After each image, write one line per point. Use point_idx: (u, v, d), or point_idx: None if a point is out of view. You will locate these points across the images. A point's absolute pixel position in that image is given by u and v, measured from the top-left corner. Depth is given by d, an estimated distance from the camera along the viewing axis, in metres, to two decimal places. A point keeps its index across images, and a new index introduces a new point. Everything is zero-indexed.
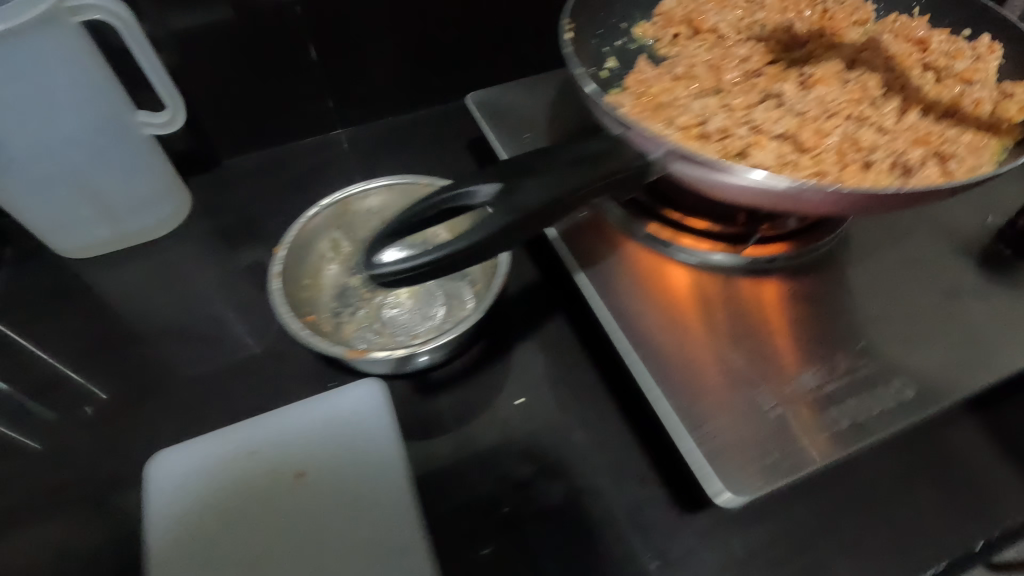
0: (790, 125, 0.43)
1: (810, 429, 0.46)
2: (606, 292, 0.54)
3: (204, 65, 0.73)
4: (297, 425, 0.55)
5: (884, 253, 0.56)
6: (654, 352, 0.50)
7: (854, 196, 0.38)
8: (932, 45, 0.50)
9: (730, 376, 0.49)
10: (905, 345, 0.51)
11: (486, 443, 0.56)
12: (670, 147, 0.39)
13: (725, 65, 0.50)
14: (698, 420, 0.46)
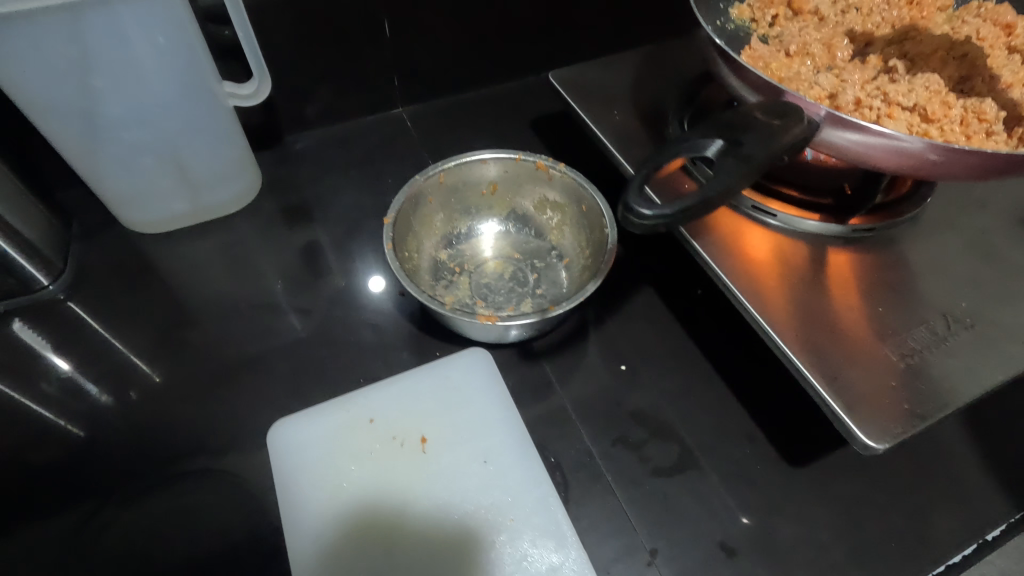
0: (918, 98, 0.46)
1: (932, 378, 0.50)
2: (720, 260, 0.57)
3: (278, 37, 0.72)
4: (412, 394, 0.56)
5: (961, 225, 0.60)
6: (778, 316, 0.53)
7: (994, 157, 0.41)
8: (1019, 29, 0.54)
9: (851, 332, 0.53)
10: (996, 305, 0.55)
11: (593, 408, 0.57)
12: (827, 113, 0.42)
13: (835, 43, 0.53)
14: (829, 373, 0.50)
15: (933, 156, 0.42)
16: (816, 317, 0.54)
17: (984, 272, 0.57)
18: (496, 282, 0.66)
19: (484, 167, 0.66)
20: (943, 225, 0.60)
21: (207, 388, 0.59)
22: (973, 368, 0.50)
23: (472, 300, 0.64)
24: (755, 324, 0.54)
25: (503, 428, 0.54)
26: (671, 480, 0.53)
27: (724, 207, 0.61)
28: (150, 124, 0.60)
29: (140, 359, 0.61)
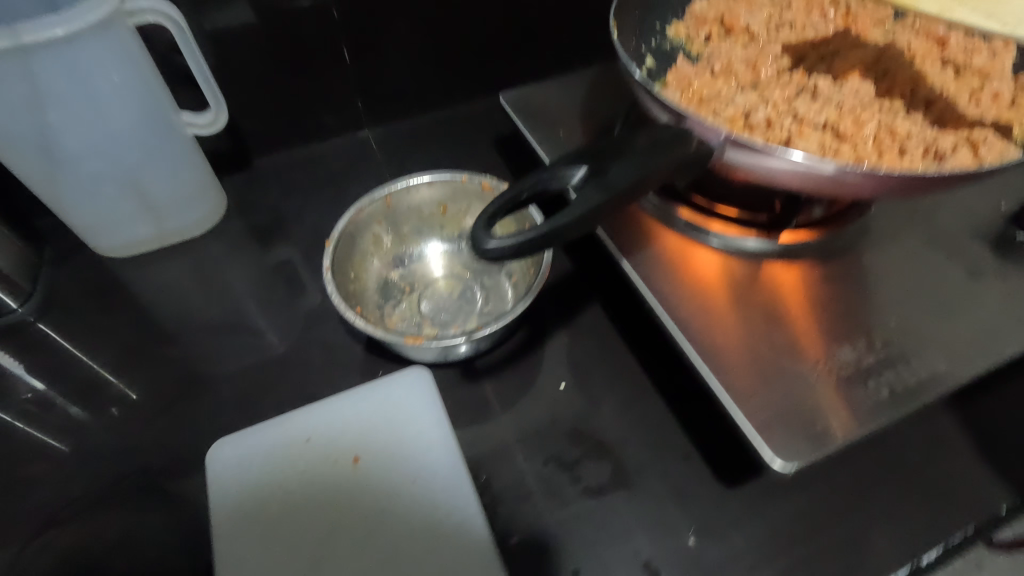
0: (830, 116, 0.46)
1: (853, 397, 0.49)
2: (649, 275, 0.57)
3: (238, 65, 0.74)
4: (351, 413, 0.57)
5: (902, 236, 0.59)
6: (699, 329, 0.53)
7: (899, 178, 0.41)
8: (951, 43, 0.53)
9: (773, 352, 0.52)
10: (933, 322, 0.54)
11: (531, 427, 0.57)
12: (728, 136, 0.42)
13: (761, 61, 0.53)
14: (749, 394, 0.49)
15: (836, 176, 0.42)
16: (740, 335, 0.53)
17: (925, 288, 0.56)
18: (445, 299, 0.67)
19: (431, 188, 0.68)
20: (888, 239, 0.59)
21: (163, 405, 0.62)
22: (896, 388, 0.49)
23: (419, 319, 0.65)
24: (676, 338, 0.53)
25: (438, 446, 0.55)
26: (604, 498, 0.53)
27: (659, 225, 0.60)
28: (108, 154, 0.63)
29: (101, 380, 0.64)
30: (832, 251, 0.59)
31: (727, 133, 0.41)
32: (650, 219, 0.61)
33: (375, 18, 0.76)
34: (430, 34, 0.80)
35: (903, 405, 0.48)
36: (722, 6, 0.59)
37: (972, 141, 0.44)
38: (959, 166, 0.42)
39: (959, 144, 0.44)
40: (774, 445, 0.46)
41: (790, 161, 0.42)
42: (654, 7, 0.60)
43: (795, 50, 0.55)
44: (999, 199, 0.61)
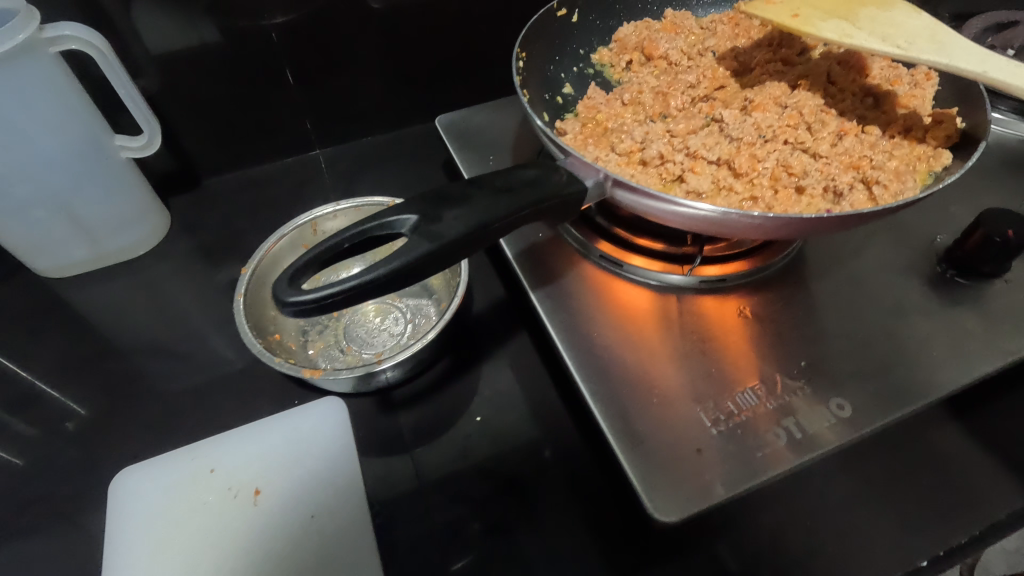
0: (726, 152, 0.44)
1: (747, 446, 0.46)
2: (554, 311, 0.55)
3: (182, 88, 0.74)
4: (257, 444, 0.56)
5: (833, 268, 0.57)
6: (597, 371, 0.51)
7: (778, 222, 0.39)
8: (874, 71, 0.51)
9: (672, 395, 0.50)
10: (849, 362, 0.51)
11: (444, 460, 0.56)
12: (606, 175, 0.40)
13: (672, 90, 0.51)
14: (639, 442, 0.47)
15: (719, 218, 0.40)
16: (640, 377, 0.51)
17: (849, 325, 0.53)
18: (371, 326, 0.66)
19: (357, 213, 0.67)
20: (814, 271, 0.57)
21: (78, 434, 0.61)
22: (795, 437, 0.47)
23: (341, 347, 0.64)
24: (574, 377, 0.51)
25: (340, 481, 0.54)
26: (509, 539, 0.51)
27: (577, 257, 0.59)
28: (34, 179, 0.63)
29: (22, 408, 0.63)
30: (757, 283, 0.57)
31: (605, 172, 0.39)
32: (568, 250, 0.59)
33: (320, 41, 0.76)
34: (378, 55, 0.81)
35: (799, 455, 0.46)
36: (646, 32, 0.58)
37: (869, 181, 0.42)
38: (853, 208, 0.40)
39: (856, 185, 0.42)
40: (656, 498, 0.44)
41: (671, 204, 0.40)
42: (578, 33, 0.59)
43: (713, 77, 0.53)
44: (935, 229, 0.59)
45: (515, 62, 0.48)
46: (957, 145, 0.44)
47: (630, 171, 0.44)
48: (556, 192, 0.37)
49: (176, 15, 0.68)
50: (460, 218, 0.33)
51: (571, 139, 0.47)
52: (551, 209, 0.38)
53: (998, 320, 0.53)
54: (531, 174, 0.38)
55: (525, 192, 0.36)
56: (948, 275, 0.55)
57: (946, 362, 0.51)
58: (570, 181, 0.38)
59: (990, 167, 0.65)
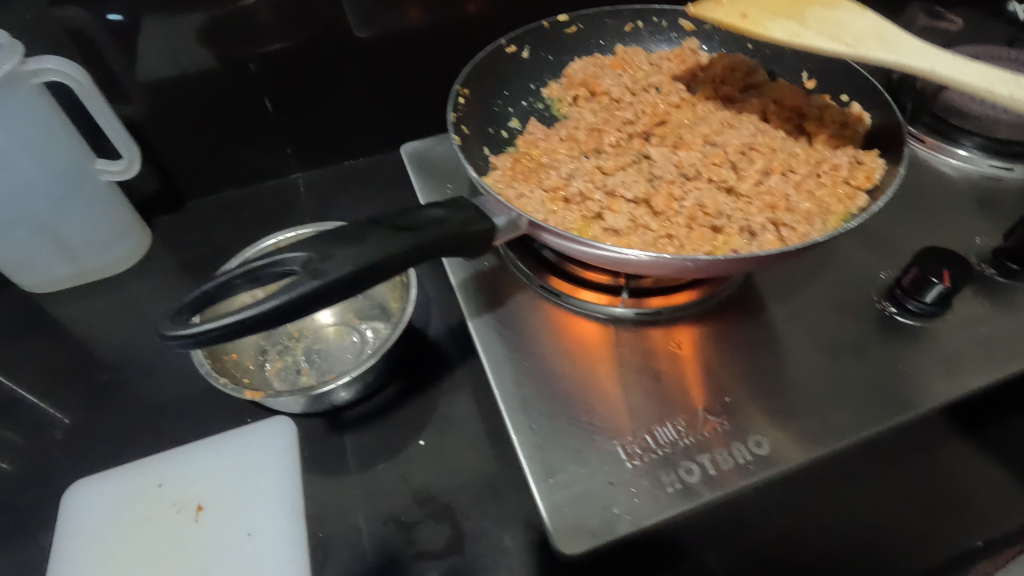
0: (642, 192, 0.46)
1: (665, 477, 0.45)
2: (488, 340, 0.55)
3: (168, 113, 0.78)
4: (207, 461, 0.58)
5: (778, 302, 0.57)
6: (520, 396, 0.51)
7: (677, 263, 0.40)
8: (808, 111, 0.53)
9: (594, 425, 0.48)
10: (778, 400, 0.50)
11: (386, 482, 0.57)
12: (518, 214, 0.42)
13: (607, 127, 0.53)
14: (553, 469, 0.45)
15: (626, 260, 0.41)
16: (564, 406, 0.50)
17: (784, 360, 0.53)
18: (330, 346, 0.67)
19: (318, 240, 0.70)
20: (755, 307, 0.57)
21: (42, 444, 0.63)
22: (712, 471, 0.45)
23: (298, 368, 0.66)
24: (498, 401, 0.51)
25: (281, 501, 0.57)
26: (438, 564, 0.52)
27: (520, 286, 0.59)
28: (17, 201, 0.67)
29: None
30: (699, 316, 0.57)
31: (517, 212, 0.41)
32: (512, 279, 0.60)
33: (301, 70, 0.80)
34: (356, 83, 0.84)
35: (714, 491, 0.44)
36: (593, 69, 0.59)
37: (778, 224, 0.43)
38: (762, 249, 0.41)
39: (765, 226, 0.44)
40: (560, 529, 0.42)
41: (581, 243, 0.41)
42: (528, 68, 0.60)
43: (652, 113, 0.54)
44: (882, 265, 0.59)
45: (451, 98, 0.50)
46: (876, 188, 0.45)
47: (552, 207, 0.45)
48: (456, 233, 0.39)
49: (160, 45, 0.72)
50: (349, 258, 0.35)
51: (500, 175, 0.48)
52: (453, 249, 0.40)
53: (944, 358, 0.52)
54: (436, 213, 0.40)
55: (421, 232, 0.38)
56: (889, 312, 0.55)
57: (883, 401, 0.49)
58: (474, 221, 0.41)
59: (941, 204, 0.65)
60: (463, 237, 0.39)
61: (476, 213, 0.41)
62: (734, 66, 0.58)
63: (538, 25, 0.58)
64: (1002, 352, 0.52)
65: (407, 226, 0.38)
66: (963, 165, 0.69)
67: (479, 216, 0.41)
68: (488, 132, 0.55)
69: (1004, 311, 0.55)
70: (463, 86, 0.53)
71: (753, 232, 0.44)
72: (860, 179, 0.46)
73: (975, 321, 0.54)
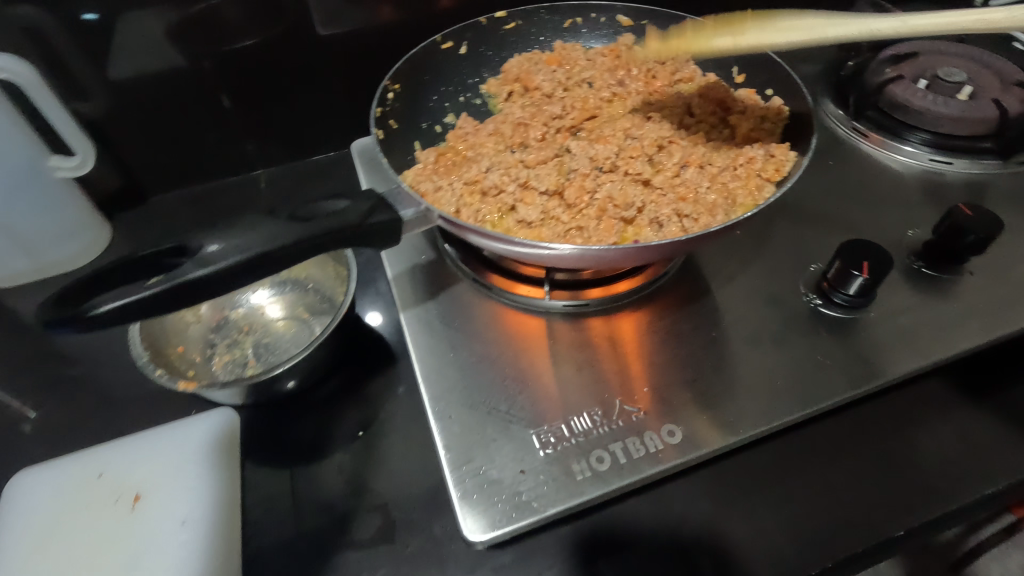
0: (554, 185, 0.49)
1: (574, 466, 0.45)
2: (418, 330, 0.56)
3: (124, 109, 0.78)
4: (147, 451, 0.59)
5: (711, 293, 0.58)
6: (444, 386, 0.51)
7: (579, 254, 0.42)
8: (731, 103, 0.56)
9: (512, 415, 0.49)
10: (697, 390, 0.50)
11: (324, 472, 0.58)
12: (426, 207, 0.43)
13: (533, 121, 0.56)
14: (464, 458, 0.46)
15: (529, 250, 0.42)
16: (484, 396, 0.50)
17: (707, 353, 0.53)
18: (278, 339, 0.68)
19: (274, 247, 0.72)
20: (686, 297, 0.58)
21: None
22: (621, 461, 0.45)
23: (245, 361, 0.66)
24: (422, 391, 0.51)
25: (212, 492, 0.57)
26: (370, 552, 0.53)
27: (456, 278, 0.60)
28: None
29: None
30: (636, 307, 0.57)
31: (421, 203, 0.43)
32: (449, 271, 0.61)
33: (265, 68, 0.81)
34: (315, 80, 0.85)
35: (621, 480, 0.45)
36: (527, 64, 0.62)
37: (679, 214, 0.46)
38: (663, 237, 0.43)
39: (669, 217, 0.46)
40: (468, 515, 0.43)
41: (484, 235, 0.42)
42: (467, 63, 0.62)
43: (582, 107, 0.57)
44: (814, 257, 0.60)
45: (378, 90, 0.51)
46: (783, 179, 0.47)
47: (467, 199, 0.48)
48: (355, 223, 0.41)
49: (114, 43, 0.72)
50: (237, 248, 0.38)
51: (423, 168, 0.51)
52: (352, 239, 0.42)
53: (868, 349, 0.52)
54: (337, 204, 0.42)
55: (317, 223, 0.40)
56: (815, 305, 0.55)
57: (802, 391, 0.50)
58: (376, 210, 0.42)
59: (882, 197, 0.65)
60: (360, 227, 0.41)
61: (381, 202, 0.43)
62: (659, 68, 0.61)
63: (474, 22, 0.60)
64: (921, 343, 0.52)
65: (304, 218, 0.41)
66: (910, 160, 0.69)
67: (384, 205, 0.43)
68: (422, 125, 0.58)
69: (930, 302, 0.55)
70: (393, 82, 0.54)
71: (659, 222, 0.46)
72: (771, 172, 0.48)
73: (901, 312, 0.55)
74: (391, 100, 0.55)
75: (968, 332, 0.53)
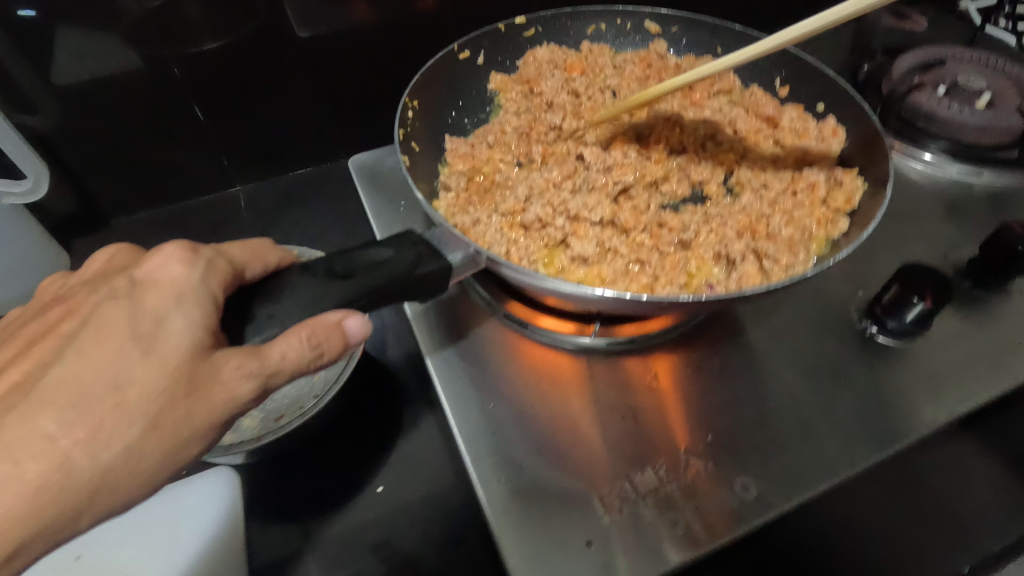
0: (607, 214, 0.48)
1: (644, 533, 0.42)
2: (451, 376, 0.51)
3: (83, 124, 0.69)
4: (134, 525, 0.51)
5: (756, 325, 0.55)
6: (485, 444, 0.47)
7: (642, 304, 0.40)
8: (781, 121, 0.56)
9: (569, 475, 0.45)
10: (757, 437, 0.48)
11: (345, 533, 0.53)
12: (475, 249, 0.42)
13: (533, 132, 0.55)
14: (524, 530, 0.42)
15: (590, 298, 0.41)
16: (535, 454, 0.46)
17: (762, 392, 0.50)
18: None
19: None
20: (729, 332, 0.54)
21: None
22: (692, 524, 0.43)
23: None
24: (461, 450, 0.47)
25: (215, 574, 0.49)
26: None
27: (482, 312, 0.55)
28: None
29: None
30: (679, 341, 0.54)
31: (472, 246, 0.42)
32: (474, 304, 0.56)
33: (240, 74, 0.73)
34: (300, 88, 0.78)
35: (695, 545, 0.42)
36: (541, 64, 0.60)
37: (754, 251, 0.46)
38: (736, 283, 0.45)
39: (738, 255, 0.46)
40: None
41: (544, 284, 0.41)
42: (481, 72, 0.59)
43: (588, 117, 0.56)
44: (856, 278, 0.57)
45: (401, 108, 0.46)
46: (854, 211, 0.48)
47: (512, 235, 0.47)
48: (401, 278, 0.39)
49: (70, 49, 0.63)
50: (273, 319, 0.36)
51: (451, 199, 0.50)
52: (398, 292, 0.39)
53: (926, 381, 0.50)
54: (380, 254, 0.39)
55: (358, 279, 0.37)
56: (869, 333, 0.53)
57: (864, 432, 0.48)
58: (423, 261, 0.40)
59: (914, 212, 0.64)
60: (408, 281, 0.39)
61: (428, 248, 0.41)
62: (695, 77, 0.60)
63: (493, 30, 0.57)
64: (980, 373, 0.51)
65: (344, 272, 0.38)
66: (934, 168, 0.67)
67: (432, 253, 0.41)
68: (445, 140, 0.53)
69: (979, 325, 0.54)
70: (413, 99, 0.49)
71: (727, 257, 0.46)
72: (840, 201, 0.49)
73: (953, 340, 0.53)
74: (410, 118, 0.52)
75: None
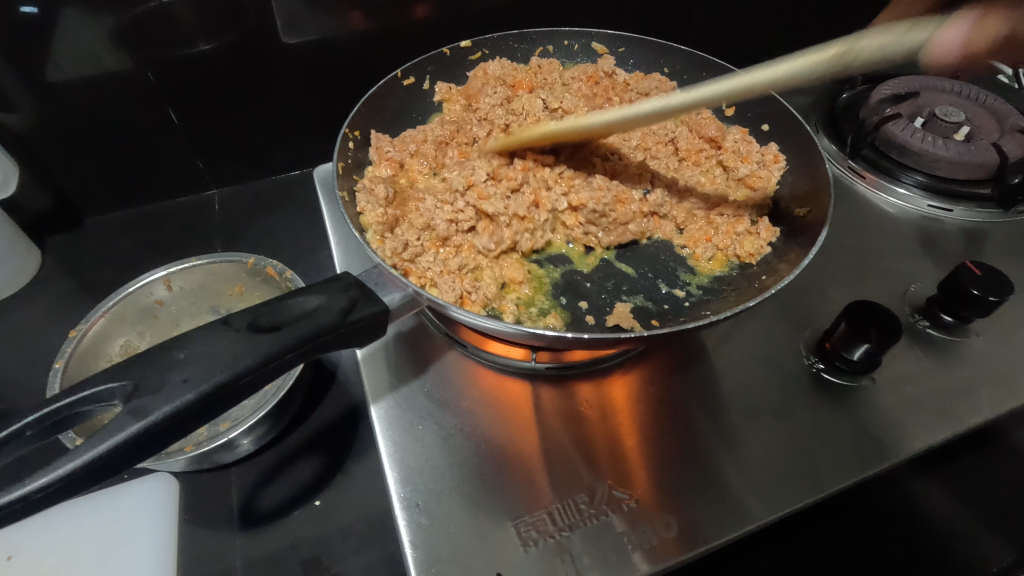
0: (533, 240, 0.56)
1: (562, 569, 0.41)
2: (388, 399, 0.51)
3: (57, 127, 0.69)
4: (70, 527, 0.53)
5: (706, 356, 0.54)
6: (413, 469, 0.46)
7: (569, 339, 0.41)
8: (724, 142, 0.63)
9: (493, 504, 0.44)
10: (692, 472, 0.46)
11: (276, 548, 0.52)
12: (414, 290, 0.42)
13: (453, 141, 0.62)
14: (438, 561, 0.42)
15: (520, 334, 0.42)
16: (463, 481, 0.46)
17: (702, 423, 0.49)
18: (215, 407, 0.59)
19: (241, 296, 0.65)
20: (677, 360, 0.54)
21: None
22: (613, 561, 0.42)
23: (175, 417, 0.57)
24: (387, 472, 0.46)
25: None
26: None
27: (429, 333, 0.55)
28: None
29: None
30: (627, 367, 0.53)
31: (410, 287, 0.42)
32: (422, 325, 0.56)
33: (223, 79, 0.74)
34: (276, 99, 0.78)
35: None
36: (489, 81, 0.67)
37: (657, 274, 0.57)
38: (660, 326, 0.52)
39: (650, 279, 0.57)
40: None
41: (484, 321, 0.42)
42: (419, 101, 0.66)
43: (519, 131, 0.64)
44: (810, 314, 0.56)
45: (338, 140, 0.53)
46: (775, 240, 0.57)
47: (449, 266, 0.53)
48: (332, 324, 0.38)
49: (44, 54, 0.63)
50: (189, 383, 0.34)
51: (380, 213, 0.53)
52: (331, 340, 0.39)
53: (870, 422, 0.49)
54: (310, 302, 0.39)
55: (284, 331, 0.37)
56: (816, 369, 0.52)
57: (802, 476, 0.46)
58: (357, 306, 0.40)
59: (881, 247, 0.62)
60: (339, 327, 0.38)
61: (362, 292, 0.41)
62: (641, 97, 0.67)
63: (437, 55, 0.66)
64: (930, 417, 0.49)
65: (270, 326, 0.37)
66: (908, 200, 0.66)
67: (367, 297, 0.40)
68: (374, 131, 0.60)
69: (932, 366, 0.52)
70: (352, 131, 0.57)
71: (647, 284, 0.56)
72: (767, 232, 0.57)
73: (905, 380, 0.52)
74: (351, 149, 0.58)
75: (978, 404, 0.50)
